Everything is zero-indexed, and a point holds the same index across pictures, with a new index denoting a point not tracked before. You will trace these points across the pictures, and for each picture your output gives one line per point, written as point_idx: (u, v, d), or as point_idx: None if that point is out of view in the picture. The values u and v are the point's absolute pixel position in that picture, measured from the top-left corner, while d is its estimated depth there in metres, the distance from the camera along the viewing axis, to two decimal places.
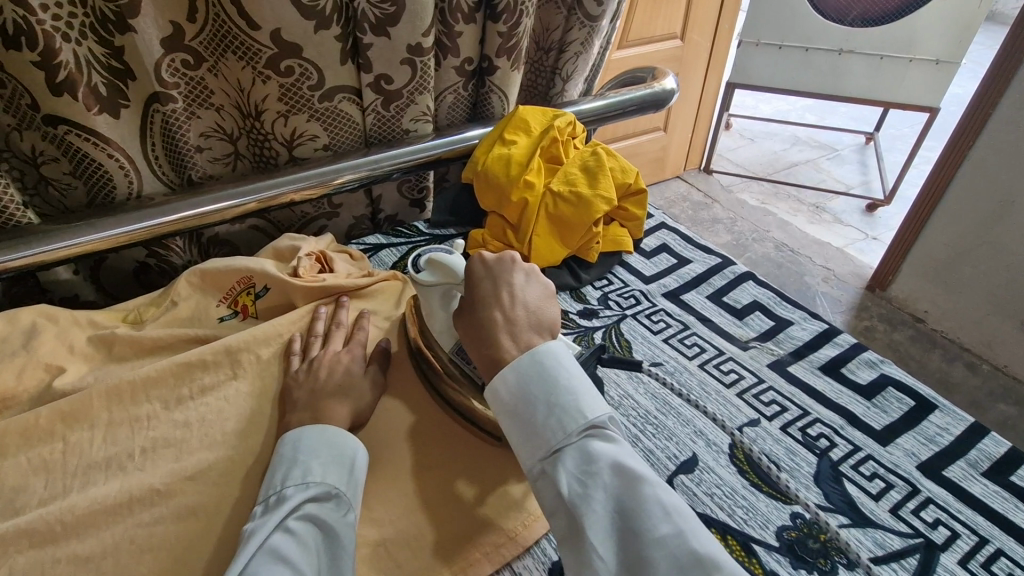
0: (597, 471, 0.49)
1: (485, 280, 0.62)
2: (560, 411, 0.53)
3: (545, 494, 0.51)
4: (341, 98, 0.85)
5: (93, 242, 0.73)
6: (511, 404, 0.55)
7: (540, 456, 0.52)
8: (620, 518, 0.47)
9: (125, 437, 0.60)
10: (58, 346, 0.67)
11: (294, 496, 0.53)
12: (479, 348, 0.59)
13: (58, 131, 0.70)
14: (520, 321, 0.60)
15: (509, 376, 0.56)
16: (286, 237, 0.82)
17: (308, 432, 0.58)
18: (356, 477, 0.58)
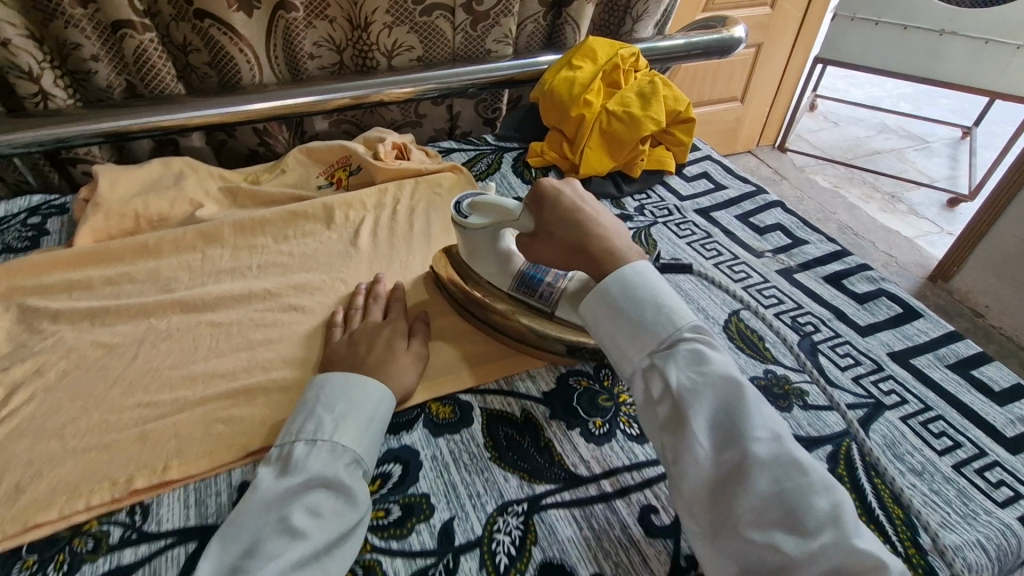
0: (706, 371, 0.48)
1: (562, 196, 0.59)
2: (670, 310, 0.52)
3: (647, 387, 0.51)
4: (438, 15, 0.98)
5: (228, 114, 0.90)
6: (620, 299, 0.53)
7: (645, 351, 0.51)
8: (731, 419, 0.46)
9: (246, 257, 0.78)
10: (199, 189, 0.85)
11: (303, 457, 0.48)
12: (585, 259, 0.57)
13: (204, 25, 0.86)
14: (610, 230, 0.59)
15: (622, 276, 0.54)
16: (375, 129, 0.96)
17: (329, 378, 0.53)
18: (371, 427, 0.52)
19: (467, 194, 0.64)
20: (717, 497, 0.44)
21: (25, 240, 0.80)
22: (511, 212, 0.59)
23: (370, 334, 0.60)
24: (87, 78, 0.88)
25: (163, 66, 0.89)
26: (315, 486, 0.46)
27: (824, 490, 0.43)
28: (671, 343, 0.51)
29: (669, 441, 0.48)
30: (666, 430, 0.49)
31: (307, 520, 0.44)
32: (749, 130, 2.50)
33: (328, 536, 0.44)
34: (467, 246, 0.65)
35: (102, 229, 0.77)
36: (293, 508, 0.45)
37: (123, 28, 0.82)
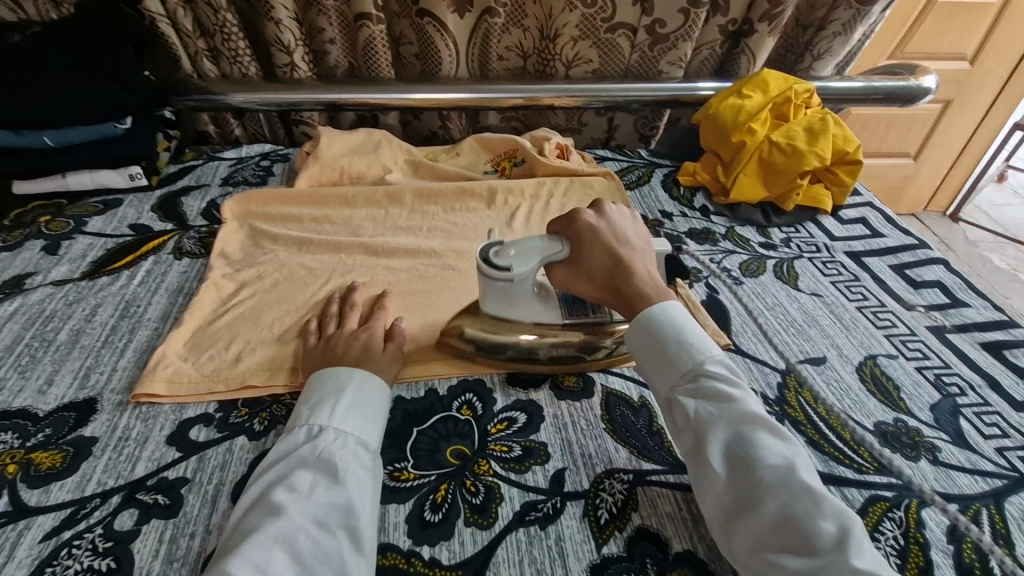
0: (724, 404, 0.50)
1: (597, 236, 0.60)
2: (694, 346, 0.54)
3: (674, 417, 0.53)
4: (621, 33, 1.06)
5: (423, 99, 1.05)
6: (650, 334, 0.56)
7: (669, 384, 0.54)
8: (745, 448, 0.47)
9: (419, 219, 0.90)
10: (389, 158, 1.01)
11: (285, 444, 0.51)
12: (621, 301, 0.60)
13: (424, 22, 1.01)
14: (639, 270, 0.60)
15: (650, 313, 0.57)
16: (542, 129, 1.06)
17: (314, 380, 0.56)
18: (349, 406, 0.53)
19: (488, 246, 0.60)
20: (730, 524, 0.46)
21: (257, 176, 1.00)
22: (548, 249, 0.59)
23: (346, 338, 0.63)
24: (323, 56, 1.08)
25: (383, 54, 1.06)
26: (297, 465, 0.49)
27: (836, 519, 0.42)
28: (694, 376, 0.53)
29: (690, 468, 0.51)
30: (689, 459, 0.51)
31: (286, 493, 0.46)
32: (919, 190, 2.27)
33: (306, 505, 0.46)
34: (505, 294, 0.62)
35: (315, 177, 0.95)
36: (276, 487, 0.47)
37: (363, 18, 1.00)
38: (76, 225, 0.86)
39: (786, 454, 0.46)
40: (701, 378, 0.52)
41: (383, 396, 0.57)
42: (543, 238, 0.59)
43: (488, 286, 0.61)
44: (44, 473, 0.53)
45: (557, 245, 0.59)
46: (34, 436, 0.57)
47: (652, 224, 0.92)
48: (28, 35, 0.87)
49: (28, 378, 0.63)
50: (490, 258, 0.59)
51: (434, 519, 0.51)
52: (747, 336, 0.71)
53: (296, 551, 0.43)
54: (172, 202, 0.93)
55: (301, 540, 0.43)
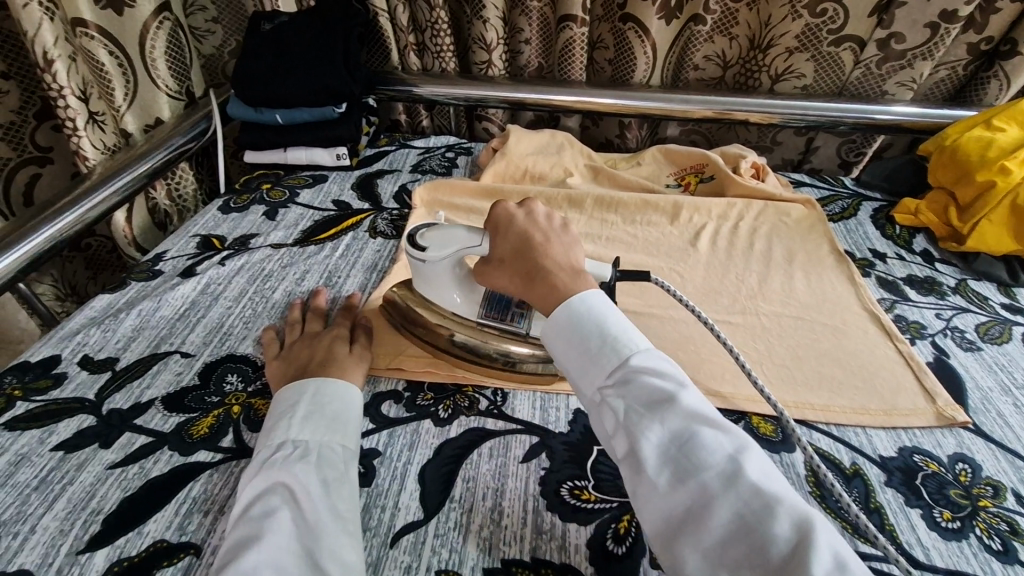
0: (657, 402, 0.41)
1: (510, 225, 0.55)
2: (619, 337, 0.46)
3: (602, 421, 0.44)
4: (847, 47, 0.94)
5: (609, 104, 1.03)
6: (570, 331, 0.47)
7: (595, 383, 0.45)
8: (682, 449, 0.39)
9: (599, 227, 0.88)
10: (571, 161, 0.99)
11: (252, 471, 0.48)
12: (532, 287, 0.52)
13: (625, 27, 0.98)
14: (555, 257, 0.53)
15: (572, 304, 0.48)
16: (735, 145, 0.98)
17: (279, 398, 0.54)
18: (304, 416, 0.51)
19: (419, 227, 0.62)
20: (674, 541, 0.37)
21: (443, 167, 1.04)
22: (466, 237, 0.58)
23: (307, 342, 0.62)
24: (517, 55, 1.10)
25: (579, 56, 1.04)
26: (270, 485, 0.46)
27: (792, 518, 0.34)
28: (620, 375, 0.44)
29: (626, 479, 0.42)
30: (624, 467, 0.42)
31: (256, 512, 0.44)
32: None
33: (278, 518, 0.43)
34: (426, 280, 0.62)
35: (499, 174, 0.96)
36: (247, 512, 0.45)
37: (568, 20, 0.99)
38: (291, 195, 0.96)
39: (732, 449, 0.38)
40: (628, 379, 0.43)
41: (347, 395, 0.55)
42: (465, 226, 0.59)
43: (411, 263, 0.62)
44: (261, 419, 0.59)
45: (477, 235, 0.58)
46: (254, 383, 0.63)
47: (861, 265, 0.82)
48: (277, 24, 0.98)
49: (250, 330, 0.70)
50: (417, 237, 0.61)
51: (618, 551, 0.48)
52: (992, 416, 0.60)
53: (280, 566, 0.39)
54: (368, 183, 1.00)
55: (285, 557, 0.40)
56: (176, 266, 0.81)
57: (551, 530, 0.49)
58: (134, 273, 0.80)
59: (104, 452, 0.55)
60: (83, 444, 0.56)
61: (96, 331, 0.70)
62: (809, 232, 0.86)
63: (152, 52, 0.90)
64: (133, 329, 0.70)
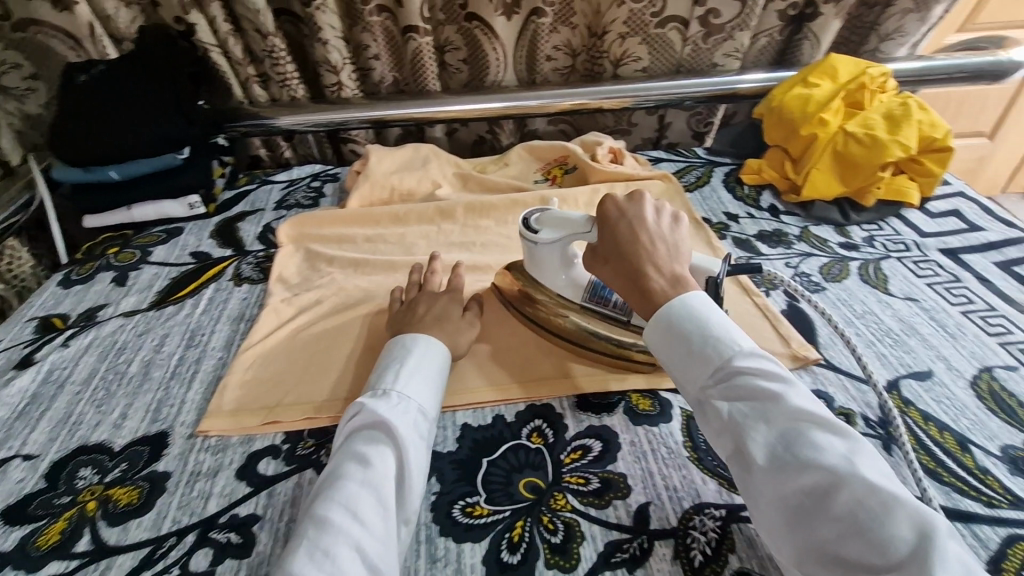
0: (762, 403, 0.44)
1: (617, 220, 0.57)
2: (718, 337, 0.48)
3: (709, 419, 0.48)
4: (672, 27, 1.00)
5: (468, 111, 1.03)
6: (668, 329, 0.51)
7: (697, 384, 0.49)
8: (790, 449, 0.41)
9: (473, 234, 0.88)
10: (439, 172, 0.99)
11: (359, 404, 0.52)
12: (629, 285, 0.55)
13: (472, 26, 0.98)
14: (662, 257, 0.55)
15: (672, 304, 0.51)
16: (592, 133, 1.02)
17: (392, 343, 0.59)
18: (413, 372, 0.55)
19: (533, 210, 0.66)
20: (790, 539, 0.41)
21: (309, 198, 1.00)
22: (579, 226, 0.60)
23: (429, 300, 0.67)
24: (368, 72, 1.08)
25: (430, 65, 1.03)
26: (370, 429, 0.49)
27: (912, 520, 0.36)
28: (724, 374, 0.47)
29: (738, 474, 0.45)
30: (732, 464, 0.46)
31: (356, 452, 0.47)
32: (996, 170, 2.10)
33: (379, 462, 0.46)
34: (532, 258, 0.65)
35: (367, 197, 0.94)
36: (349, 445, 0.49)
37: (410, 32, 0.97)
38: (143, 255, 0.89)
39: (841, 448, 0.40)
40: (736, 379, 0.46)
41: (441, 367, 0.58)
42: (581, 219, 0.61)
43: (523, 246, 0.66)
44: (122, 510, 0.54)
45: (587, 226, 0.59)
46: (111, 471, 0.57)
47: (718, 229, 0.87)
48: (93, 74, 0.90)
49: (104, 412, 0.64)
50: (531, 221, 0.64)
51: (513, 561, 0.48)
52: (839, 348, 0.65)
53: (361, 518, 0.42)
54: (230, 228, 0.94)
55: (364, 509, 0.43)
56: (10, 357, 0.72)
57: (445, 556, 0.48)
58: None
59: None
60: None
61: None
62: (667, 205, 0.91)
63: None
64: None
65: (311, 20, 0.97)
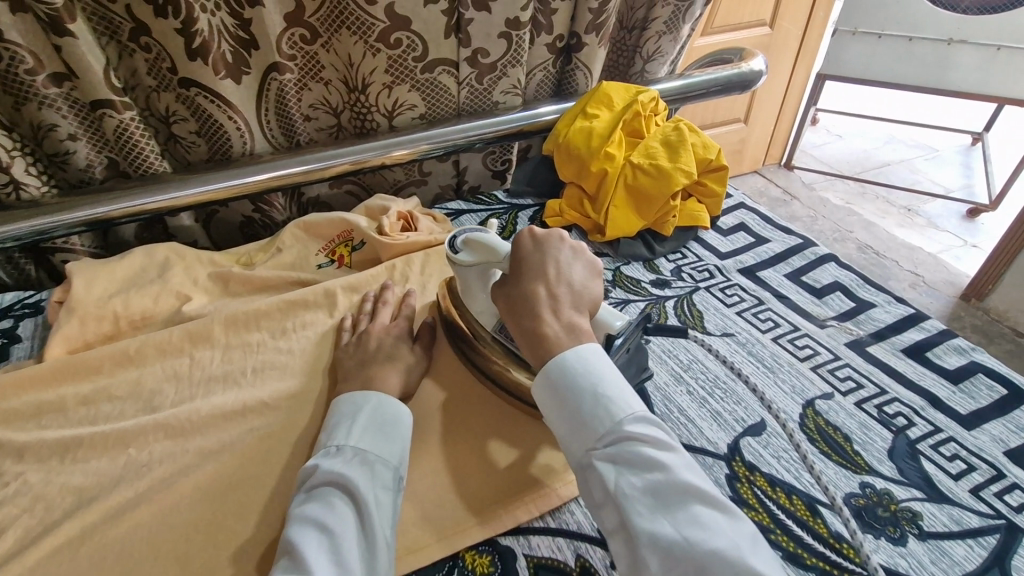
0: (647, 473, 0.44)
1: (524, 258, 0.58)
2: (608, 400, 0.49)
3: (595, 486, 0.48)
4: (441, 71, 0.89)
5: (214, 191, 0.81)
6: (561, 390, 0.50)
7: (587, 448, 0.48)
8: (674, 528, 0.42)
9: (240, 358, 0.68)
10: (185, 279, 0.76)
11: (320, 463, 0.51)
12: (526, 327, 0.55)
13: (191, 93, 0.76)
14: (565, 300, 0.56)
15: (563, 362, 0.51)
16: (377, 197, 0.87)
17: (339, 403, 0.57)
18: (366, 426, 0.54)
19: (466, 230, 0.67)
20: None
21: None
22: (502, 255, 0.61)
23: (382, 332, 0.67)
24: (64, 161, 0.80)
25: (146, 144, 0.80)
26: (329, 493, 0.48)
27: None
28: (613, 439, 0.47)
29: (622, 547, 0.45)
30: (616, 539, 0.46)
31: (318, 508, 0.47)
32: (754, 147, 2.39)
33: (341, 519, 0.46)
34: (460, 282, 0.67)
35: (77, 339, 0.68)
36: (304, 506, 0.48)
37: (104, 106, 0.74)
38: None
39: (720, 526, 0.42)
40: (622, 442, 0.46)
41: (403, 414, 0.57)
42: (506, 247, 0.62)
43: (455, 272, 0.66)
44: None
45: (507, 255, 0.60)
46: None
47: None
48: None
49: None
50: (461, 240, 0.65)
51: None
52: (676, 417, 0.59)
53: None
54: None
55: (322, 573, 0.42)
56: None
57: None
58: None
59: None
60: None
61: None
62: None
63: None
64: None
65: None
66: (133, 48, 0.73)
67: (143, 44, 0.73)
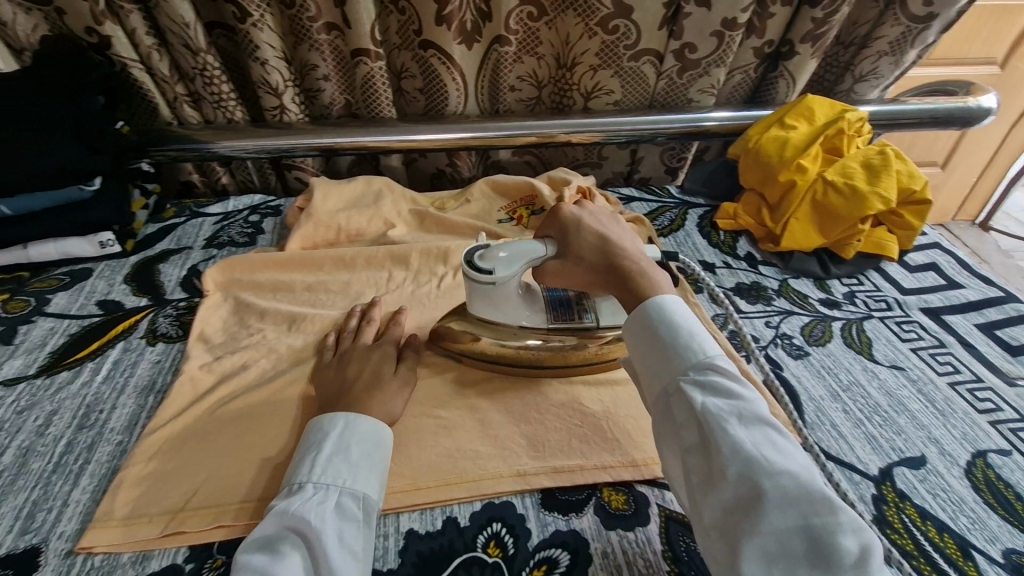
0: (733, 401, 0.45)
1: (585, 224, 0.59)
2: (701, 340, 0.49)
3: (674, 410, 0.47)
4: (646, 60, 0.94)
5: (428, 140, 0.94)
6: (656, 322, 0.51)
7: (674, 375, 0.48)
8: (758, 447, 0.42)
9: (428, 282, 0.79)
10: (392, 209, 0.89)
11: (279, 506, 0.45)
12: (612, 279, 0.57)
13: (427, 54, 0.89)
14: (634, 252, 0.58)
15: (661, 302, 0.52)
16: (561, 170, 0.95)
17: (319, 422, 0.51)
18: (332, 455, 0.48)
19: (472, 249, 0.61)
20: (731, 527, 0.41)
21: (245, 236, 0.89)
22: (537, 253, 0.58)
23: (360, 357, 0.62)
24: (316, 94, 0.97)
25: (382, 91, 0.94)
26: (283, 542, 0.43)
27: (855, 532, 0.38)
28: (701, 369, 0.47)
29: (693, 466, 0.45)
30: (690, 460, 0.45)
31: (263, 559, 0.41)
32: (945, 200, 2.10)
33: (289, 572, 0.41)
34: (489, 298, 0.61)
35: (309, 238, 0.84)
36: (251, 552, 0.42)
37: (360, 55, 0.88)
38: (39, 304, 0.76)
39: (799, 459, 0.42)
40: (711, 373, 0.47)
41: (381, 431, 0.52)
42: (539, 246, 0.59)
43: (478, 293, 0.61)
44: None
45: (547, 250, 0.58)
46: None
47: (693, 279, 0.81)
48: None
49: None
50: (476, 259, 0.59)
51: None
52: (826, 429, 0.60)
53: None
54: (147, 272, 0.82)
55: None
56: None
57: None
58: None
59: None
60: None
61: None
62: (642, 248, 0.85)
63: None
64: None
65: (246, 36, 0.86)
66: (393, 9, 0.87)
67: (400, 7, 0.86)
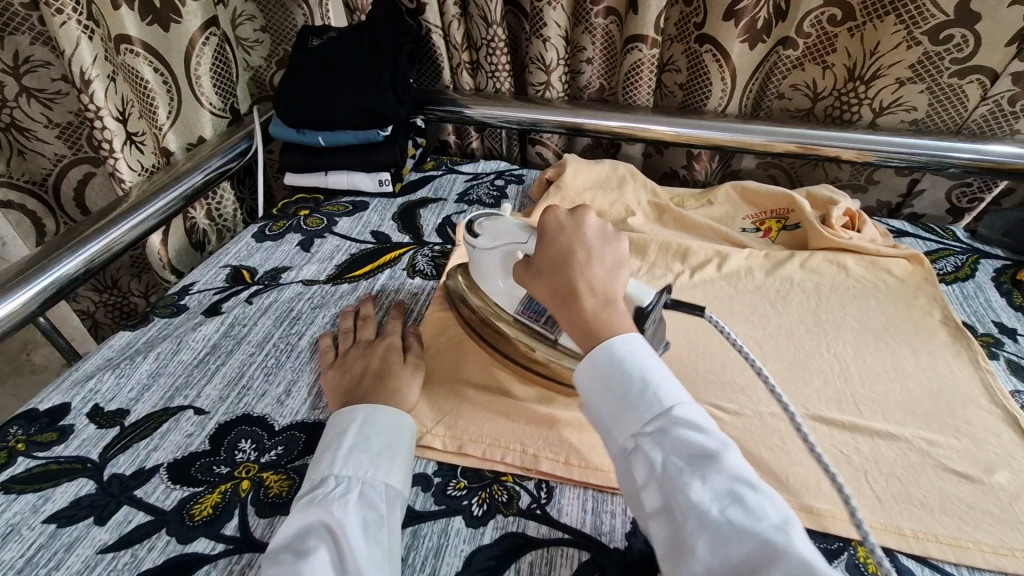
0: (696, 455, 0.37)
1: (553, 236, 0.49)
2: (657, 383, 0.40)
3: (633, 473, 0.40)
4: (969, 80, 0.80)
5: (683, 135, 0.90)
6: (608, 371, 0.41)
7: (629, 434, 0.40)
8: (725, 510, 0.34)
9: (663, 276, 0.76)
10: (633, 197, 0.89)
11: (303, 501, 0.44)
12: (559, 303, 0.47)
13: (702, 50, 0.86)
14: (601, 277, 0.47)
15: (614, 341, 0.42)
16: (825, 186, 0.84)
17: (335, 419, 0.51)
18: (354, 449, 0.48)
19: (480, 215, 0.63)
20: None
21: (492, 198, 0.96)
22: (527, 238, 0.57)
23: (361, 356, 0.61)
24: (578, 75, 1.00)
25: (647, 81, 0.93)
26: (313, 538, 0.42)
27: None
28: (660, 423, 0.39)
29: (661, 535, 0.38)
30: (659, 529, 0.38)
31: (290, 554, 0.40)
32: None
33: (317, 568, 0.39)
34: (478, 265, 0.63)
35: None
36: (280, 551, 0.41)
37: (636, 41, 0.88)
38: (329, 224, 0.90)
39: (775, 518, 0.34)
40: (669, 427, 0.38)
41: (402, 422, 0.51)
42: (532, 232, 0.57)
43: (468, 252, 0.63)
44: (271, 501, 0.51)
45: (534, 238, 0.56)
46: (268, 452, 0.55)
47: (985, 341, 0.68)
48: (325, 41, 0.91)
49: (271, 383, 0.63)
50: (474, 223, 0.62)
51: None
52: None
53: None
54: (411, 214, 0.92)
55: None
56: (201, 301, 0.75)
57: None
58: (158, 307, 0.74)
59: (97, 530, 0.49)
60: (77, 518, 0.50)
61: (110, 377, 0.64)
62: (920, 291, 0.73)
63: (198, 69, 0.89)
64: (150, 375, 0.64)
65: (538, 14, 0.90)
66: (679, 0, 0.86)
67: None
